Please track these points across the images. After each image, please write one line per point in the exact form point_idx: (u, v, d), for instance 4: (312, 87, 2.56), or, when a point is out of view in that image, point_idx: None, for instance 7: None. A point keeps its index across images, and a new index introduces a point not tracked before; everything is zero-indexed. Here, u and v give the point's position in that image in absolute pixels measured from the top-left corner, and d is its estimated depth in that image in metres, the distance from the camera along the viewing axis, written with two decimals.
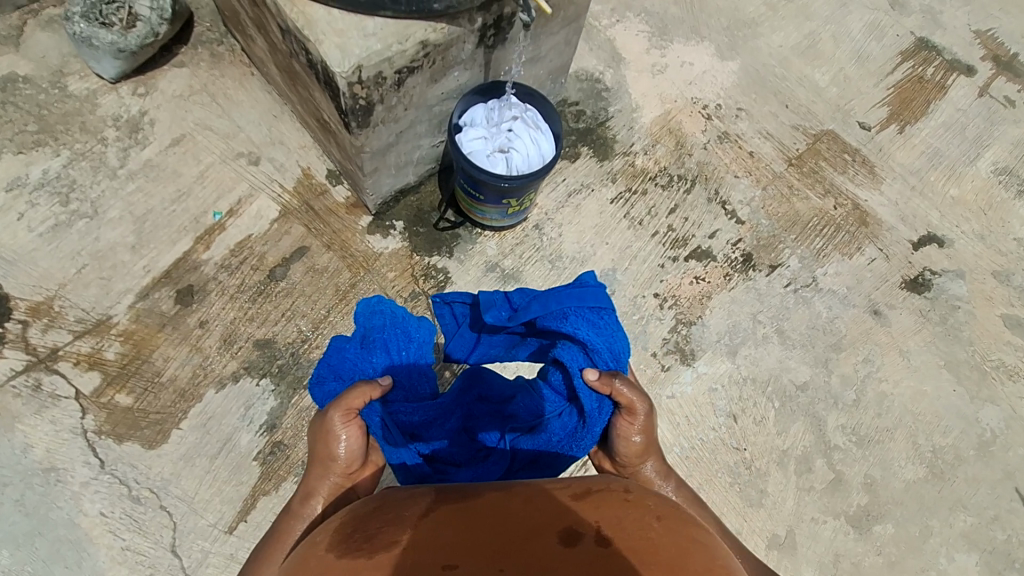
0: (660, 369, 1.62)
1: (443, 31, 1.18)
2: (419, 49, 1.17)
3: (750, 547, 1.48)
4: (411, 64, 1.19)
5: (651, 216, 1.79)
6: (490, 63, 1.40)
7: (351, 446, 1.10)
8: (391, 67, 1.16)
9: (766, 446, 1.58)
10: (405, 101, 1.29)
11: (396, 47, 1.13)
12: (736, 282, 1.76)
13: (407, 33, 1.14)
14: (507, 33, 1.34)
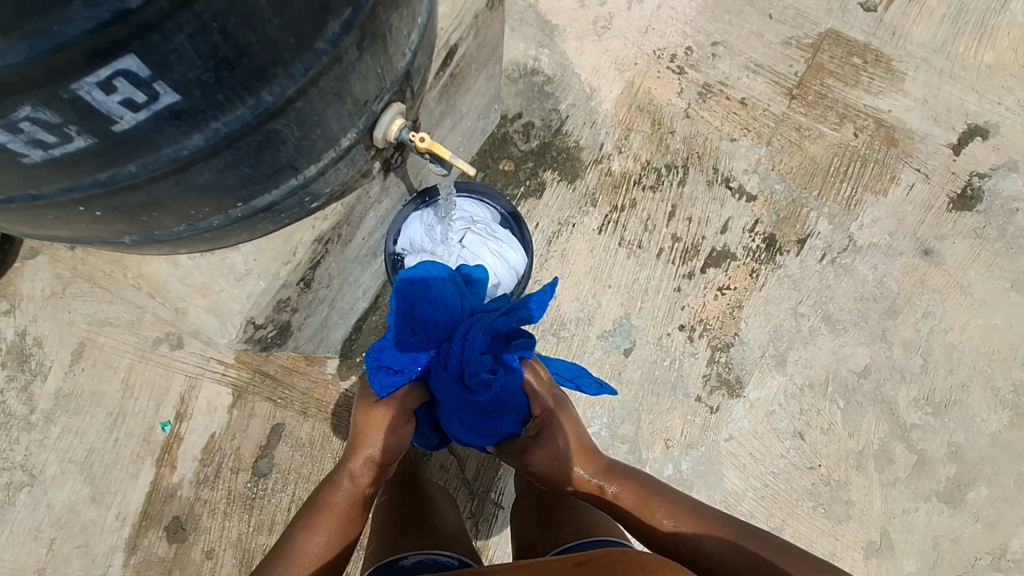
0: (709, 413, 1.44)
1: (334, 210, 0.87)
2: (314, 251, 0.87)
3: (848, 564, 1.40)
4: (314, 267, 0.90)
5: (649, 231, 1.50)
6: (406, 173, 1.05)
7: (393, 438, 1.09)
8: (291, 288, 0.89)
9: (840, 453, 1.44)
10: (327, 283, 1.01)
11: (287, 270, 0.85)
12: (765, 277, 1.51)
13: (291, 243, 0.84)
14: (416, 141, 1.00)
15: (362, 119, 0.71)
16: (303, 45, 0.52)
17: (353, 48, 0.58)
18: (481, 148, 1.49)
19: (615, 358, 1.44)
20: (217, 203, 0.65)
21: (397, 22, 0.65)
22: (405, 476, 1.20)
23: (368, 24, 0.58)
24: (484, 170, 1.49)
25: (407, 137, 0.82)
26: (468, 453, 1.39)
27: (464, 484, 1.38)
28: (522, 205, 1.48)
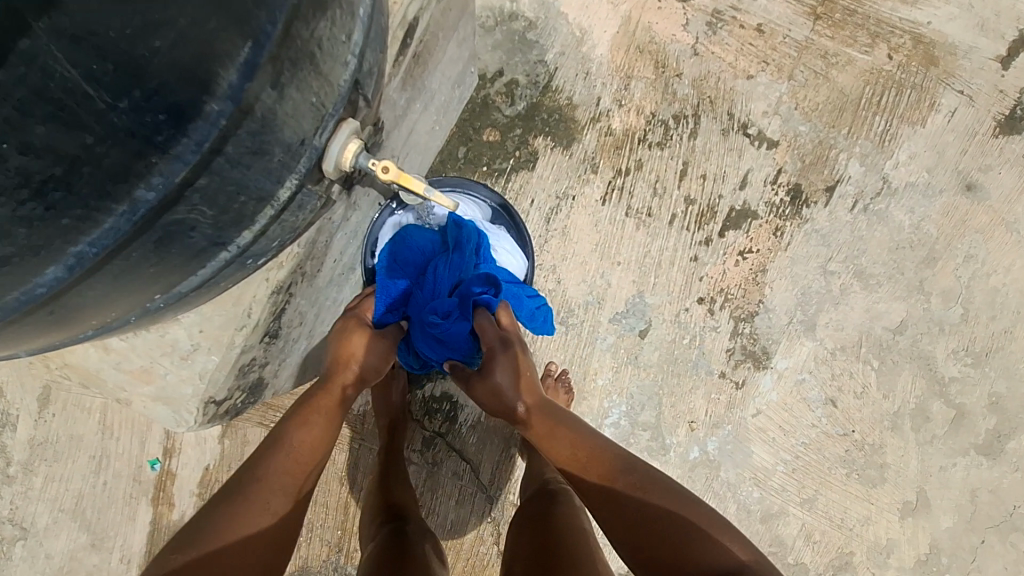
0: (735, 389, 1.34)
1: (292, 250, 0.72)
2: (274, 302, 0.74)
3: (883, 526, 1.36)
4: (278, 316, 0.78)
5: (659, 195, 1.32)
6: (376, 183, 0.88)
7: (378, 357, 1.03)
8: (255, 349, 0.77)
9: (874, 415, 1.36)
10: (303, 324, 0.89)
11: (243, 335, 0.74)
12: (791, 234, 1.35)
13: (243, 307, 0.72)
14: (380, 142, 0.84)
15: (301, 159, 0.60)
16: (181, 116, 0.46)
17: (265, 87, 0.51)
18: (461, 118, 1.29)
19: (631, 342, 1.32)
20: (129, 293, 0.52)
21: (327, 34, 0.55)
22: (393, 504, 1.10)
23: (281, 51, 0.50)
24: (466, 144, 1.30)
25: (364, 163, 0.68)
26: (481, 457, 1.30)
27: (480, 489, 1.30)
28: (514, 180, 1.30)
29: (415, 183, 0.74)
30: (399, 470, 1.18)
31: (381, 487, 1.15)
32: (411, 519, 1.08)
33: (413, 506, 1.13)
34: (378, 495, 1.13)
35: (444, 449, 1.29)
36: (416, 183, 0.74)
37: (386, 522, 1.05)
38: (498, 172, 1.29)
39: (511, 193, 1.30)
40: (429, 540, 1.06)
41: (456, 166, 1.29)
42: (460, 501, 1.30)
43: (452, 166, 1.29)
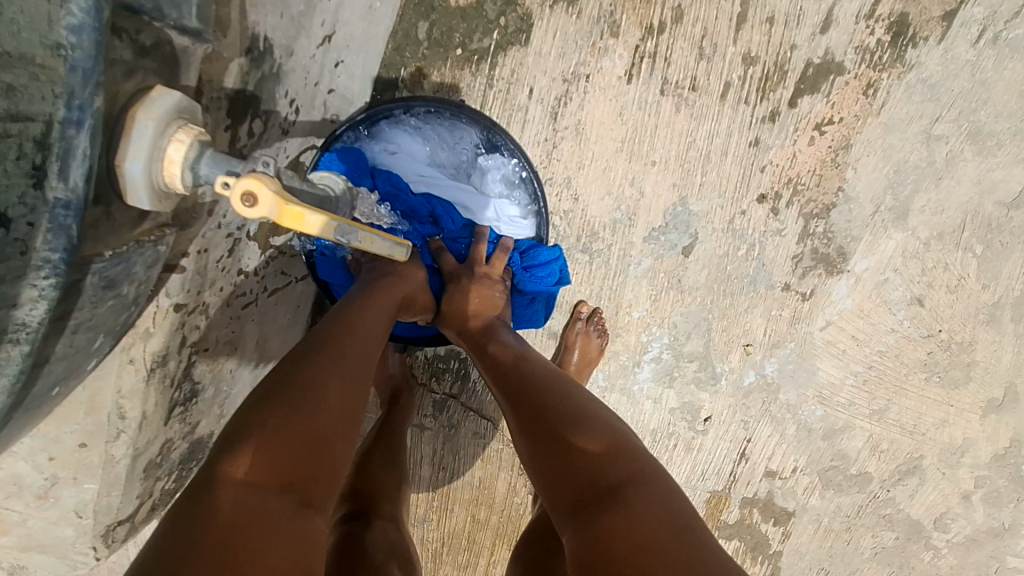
0: (802, 301, 1.09)
1: (162, 317, 0.54)
2: (168, 384, 0.58)
3: (960, 427, 1.21)
4: (180, 388, 0.61)
5: (706, 58, 0.96)
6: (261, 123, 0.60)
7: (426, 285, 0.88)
8: (166, 432, 0.62)
9: (968, 311, 1.12)
10: (222, 379, 0.70)
11: (142, 433, 0.58)
12: (889, 90, 0.98)
13: (108, 414, 0.54)
14: (236, 79, 0.55)
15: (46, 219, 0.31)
16: None
17: None
18: None
19: (673, 262, 1.05)
20: None
21: None
22: (363, 492, 0.88)
23: None
24: (431, 19, 0.95)
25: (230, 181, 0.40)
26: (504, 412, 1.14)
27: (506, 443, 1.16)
28: (503, 63, 0.96)
29: (312, 221, 0.45)
30: (384, 447, 0.96)
31: (359, 469, 0.92)
32: (380, 516, 0.85)
33: (393, 495, 0.91)
34: (348, 481, 0.90)
35: (460, 411, 1.14)
36: (314, 219, 0.45)
37: (343, 521, 0.82)
38: (478, 54, 0.96)
39: (502, 85, 0.97)
40: (402, 547, 0.83)
41: (418, 53, 0.96)
42: (486, 457, 1.16)
43: (415, 58, 0.96)
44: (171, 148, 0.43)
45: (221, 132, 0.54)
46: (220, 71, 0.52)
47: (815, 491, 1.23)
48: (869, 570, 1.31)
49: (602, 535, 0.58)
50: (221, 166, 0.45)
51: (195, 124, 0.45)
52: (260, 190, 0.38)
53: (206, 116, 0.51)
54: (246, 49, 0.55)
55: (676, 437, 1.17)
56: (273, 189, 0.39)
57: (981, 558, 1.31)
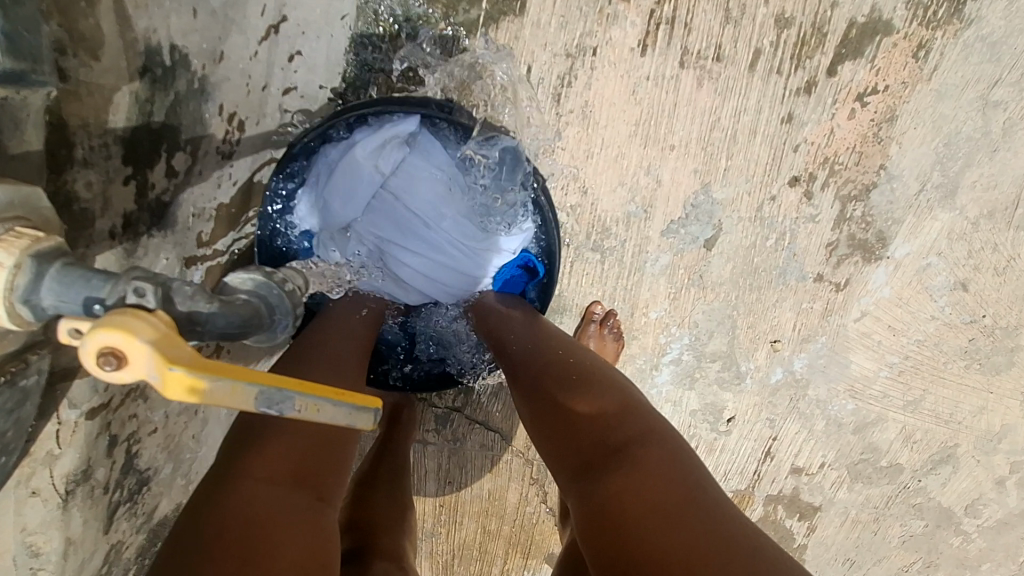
0: (835, 292, 0.99)
1: (72, 433, 0.47)
2: (97, 494, 0.53)
3: (1000, 413, 1.12)
4: (118, 489, 0.55)
5: (732, 23, 0.83)
6: (153, 154, 0.52)
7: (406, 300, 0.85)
8: (107, 540, 0.57)
9: (1018, 293, 1.01)
10: (179, 455, 0.64)
11: (70, 558, 0.52)
12: (940, 50, 0.85)
13: (16, 557, 0.46)
14: (128, 113, 0.48)
15: None
16: None
17: None
18: None
19: (695, 256, 0.94)
20: None
21: None
22: (361, 525, 0.78)
23: None
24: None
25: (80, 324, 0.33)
26: (511, 423, 1.06)
27: (514, 455, 1.08)
28: (494, 38, 0.83)
29: (220, 391, 0.32)
30: (386, 472, 0.87)
31: (359, 503, 0.83)
32: (380, 555, 0.73)
33: (397, 529, 0.80)
34: (346, 513, 0.81)
35: (464, 423, 1.06)
36: (220, 387, 0.32)
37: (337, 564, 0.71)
38: (465, 28, 0.83)
39: (496, 63, 0.84)
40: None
41: (394, 30, 0.83)
42: (494, 470, 1.09)
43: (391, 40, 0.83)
44: None
45: (119, 185, 0.49)
46: (100, 104, 0.45)
47: (843, 485, 1.17)
48: (896, 558, 1.26)
49: (609, 498, 0.54)
50: (69, 286, 0.36)
51: (21, 228, 0.37)
52: (126, 344, 0.30)
53: (88, 174, 0.45)
54: (138, 71, 0.47)
55: (698, 439, 1.09)
56: (146, 343, 0.31)
57: (1013, 541, 1.26)
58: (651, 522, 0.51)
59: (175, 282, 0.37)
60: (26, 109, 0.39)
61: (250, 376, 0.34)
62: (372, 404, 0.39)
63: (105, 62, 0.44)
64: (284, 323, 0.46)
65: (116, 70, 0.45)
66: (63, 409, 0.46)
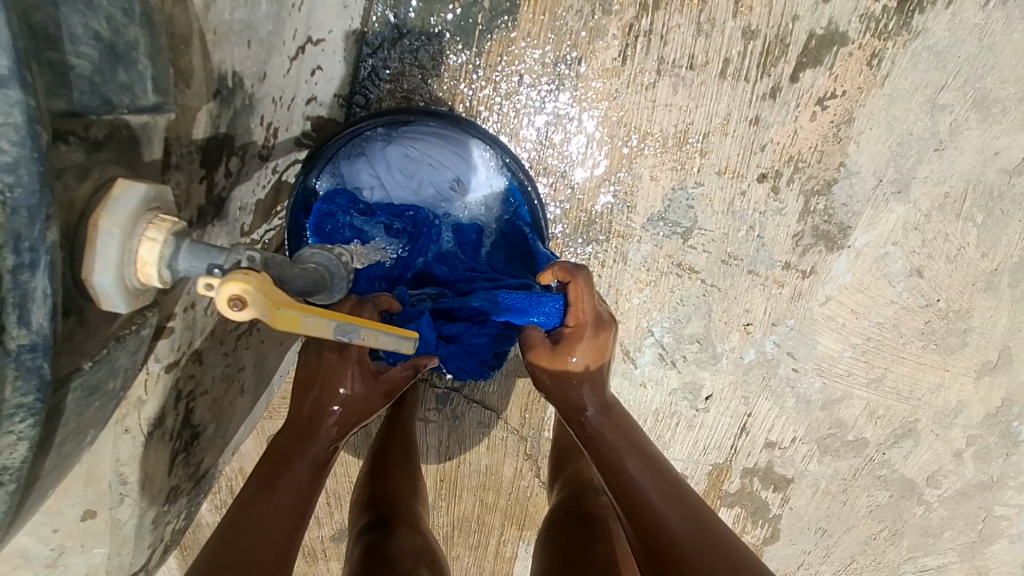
0: (802, 278, 1.08)
1: (155, 383, 0.56)
2: (166, 439, 0.61)
3: (955, 390, 1.22)
4: (179, 438, 0.64)
5: (704, 35, 0.92)
6: (220, 160, 0.60)
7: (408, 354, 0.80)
8: (169, 482, 0.65)
9: (966, 279, 1.11)
10: (220, 417, 0.73)
11: (146, 492, 0.61)
12: (891, 60, 0.95)
13: (110, 483, 0.55)
14: (205, 127, 0.56)
15: (39, 305, 0.38)
16: None
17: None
18: None
19: (673, 246, 1.03)
20: None
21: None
22: (382, 499, 0.86)
23: None
24: (412, 8, 0.89)
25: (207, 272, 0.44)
26: (507, 402, 1.15)
27: (511, 432, 1.17)
28: (491, 48, 0.92)
29: (310, 325, 0.45)
30: (400, 445, 0.94)
31: (374, 472, 0.91)
32: (402, 522, 0.83)
33: (412, 499, 0.89)
34: (367, 488, 0.89)
35: (465, 402, 1.14)
36: (311, 322, 0.45)
37: (366, 531, 0.81)
38: (464, 41, 0.91)
39: (492, 71, 0.93)
40: (429, 550, 0.81)
41: (402, 43, 0.91)
42: (492, 446, 1.18)
43: (395, 50, 0.91)
44: (144, 249, 0.43)
45: (197, 184, 0.57)
46: (189, 122, 0.54)
47: (813, 459, 1.27)
48: (864, 526, 1.37)
49: None
50: (199, 259, 0.44)
51: (165, 213, 0.44)
52: (244, 291, 0.40)
53: (178, 175, 0.53)
54: (213, 93, 0.56)
55: (678, 416, 1.19)
56: (260, 291, 0.41)
57: (971, 510, 1.36)
58: None
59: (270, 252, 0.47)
60: (153, 130, 0.49)
61: (331, 314, 0.47)
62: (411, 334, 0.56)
63: (195, 89, 0.53)
64: (340, 287, 0.57)
65: (200, 94, 0.54)
66: (150, 363, 0.54)
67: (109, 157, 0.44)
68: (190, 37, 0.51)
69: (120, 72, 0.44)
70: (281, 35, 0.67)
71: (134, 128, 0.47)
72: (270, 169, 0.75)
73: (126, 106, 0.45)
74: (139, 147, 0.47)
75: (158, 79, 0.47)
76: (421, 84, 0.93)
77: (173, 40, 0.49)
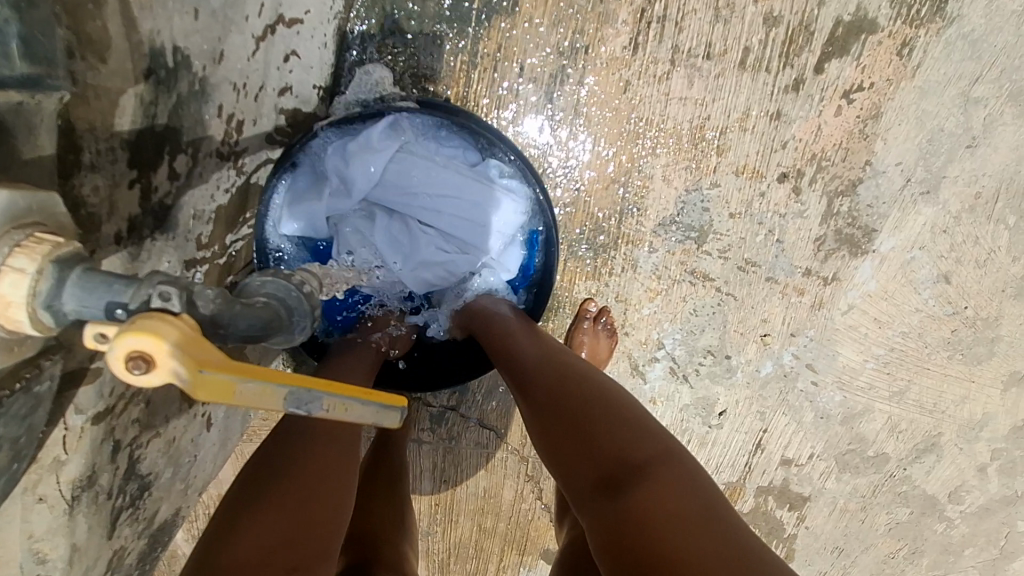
0: (823, 286, 1.00)
1: (78, 439, 0.47)
2: (103, 493, 0.52)
3: (981, 402, 1.15)
4: (122, 493, 0.55)
5: (722, 21, 0.84)
6: (158, 156, 0.51)
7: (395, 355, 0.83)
8: (114, 539, 0.56)
9: (995, 285, 1.04)
10: (177, 456, 0.64)
11: (79, 557, 0.51)
12: (923, 49, 0.87)
13: (22, 564, 0.45)
14: (133, 116, 0.47)
15: None
16: None
17: None
18: None
19: (686, 252, 0.95)
20: None
21: None
22: (362, 538, 0.77)
23: None
24: None
25: (97, 310, 0.38)
26: (507, 421, 1.06)
27: (511, 453, 1.08)
28: (487, 37, 0.83)
29: (251, 391, 0.36)
30: (386, 479, 0.87)
31: (356, 509, 0.82)
32: (383, 563, 0.73)
33: (396, 538, 0.80)
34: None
35: (460, 422, 1.06)
36: (249, 389, 0.36)
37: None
38: (457, 28, 0.83)
39: (488, 61, 0.84)
40: None
41: (389, 29, 0.83)
42: (490, 469, 1.09)
43: (382, 37, 0.83)
44: (6, 284, 0.36)
45: (125, 189, 0.48)
46: (106, 108, 0.45)
47: (831, 476, 1.19)
48: (883, 545, 1.29)
49: (630, 513, 0.54)
50: (94, 294, 0.38)
51: (40, 236, 0.38)
52: (154, 348, 0.32)
53: (96, 178, 0.45)
54: (143, 73, 0.47)
55: (690, 433, 1.11)
56: (176, 348, 0.33)
57: (994, 526, 1.29)
58: (676, 527, 0.52)
59: (196, 286, 0.38)
60: (39, 113, 0.39)
61: (286, 374, 0.38)
62: (398, 402, 0.46)
63: (111, 66, 0.44)
64: (301, 325, 0.48)
65: (122, 73, 0.45)
66: (69, 415, 0.46)
67: None
68: None
69: None
70: (241, 12, 0.58)
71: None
72: (234, 170, 0.67)
73: None
74: (12, 139, 0.38)
75: (28, 41, 0.37)
76: (411, 76, 0.84)
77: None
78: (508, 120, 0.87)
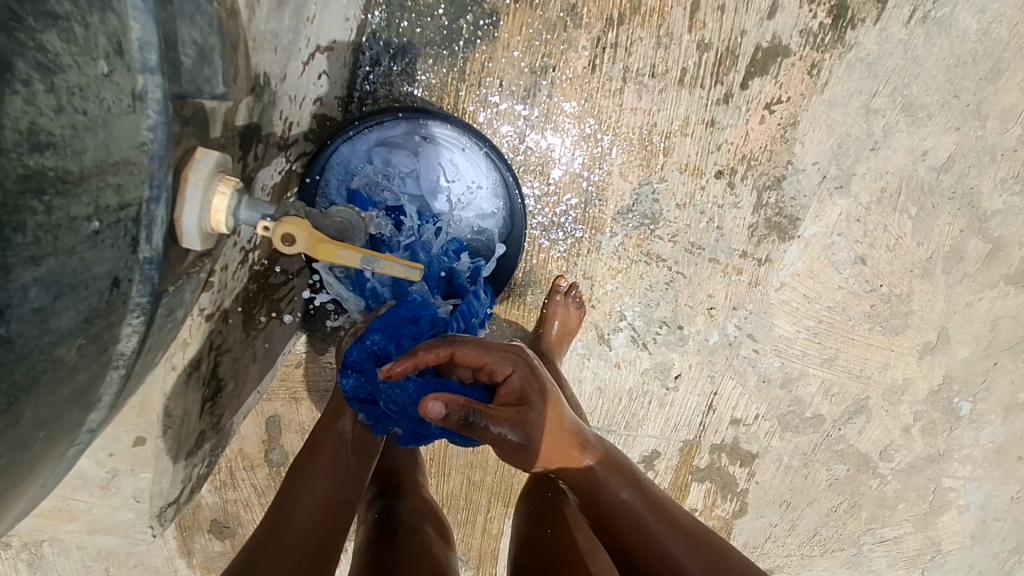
0: (758, 265, 1.19)
1: (196, 328, 0.66)
2: (199, 382, 0.71)
3: (901, 369, 1.34)
4: (208, 386, 0.73)
5: (665, 47, 1.03)
6: (250, 141, 0.70)
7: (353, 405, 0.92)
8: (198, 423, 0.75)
9: (905, 266, 1.23)
10: (237, 375, 0.82)
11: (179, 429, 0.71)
12: (829, 69, 1.07)
13: (158, 415, 0.67)
14: (244, 117, 0.66)
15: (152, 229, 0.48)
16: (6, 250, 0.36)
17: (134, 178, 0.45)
18: None
19: (641, 236, 1.14)
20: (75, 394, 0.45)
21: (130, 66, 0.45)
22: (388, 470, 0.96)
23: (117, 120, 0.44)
24: (403, 21, 1.00)
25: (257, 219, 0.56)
26: None
27: None
28: (474, 58, 1.03)
29: (344, 255, 0.61)
30: None
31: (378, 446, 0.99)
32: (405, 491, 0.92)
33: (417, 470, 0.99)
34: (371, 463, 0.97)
35: None
36: (344, 253, 0.61)
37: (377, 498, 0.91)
38: (450, 52, 1.02)
39: (475, 78, 1.04)
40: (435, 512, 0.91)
41: (396, 52, 1.02)
42: None
43: (388, 58, 1.02)
44: (217, 200, 0.54)
45: (236, 163, 0.66)
46: (234, 112, 0.64)
47: (775, 435, 1.38)
48: (825, 499, 1.47)
49: None
50: (255, 210, 0.57)
51: (230, 174, 0.56)
52: (295, 229, 0.56)
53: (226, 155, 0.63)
54: (251, 88, 0.66)
55: (651, 395, 1.29)
56: (305, 231, 0.57)
57: (921, 482, 1.48)
58: None
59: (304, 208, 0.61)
60: (212, 116, 0.59)
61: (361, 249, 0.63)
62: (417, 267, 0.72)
63: (239, 86, 0.63)
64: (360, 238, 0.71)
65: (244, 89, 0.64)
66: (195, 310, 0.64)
67: (191, 131, 0.55)
68: (238, 43, 0.62)
69: (203, 71, 0.56)
70: (297, 41, 0.78)
71: (205, 111, 0.57)
72: (285, 158, 0.85)
73: (206, 96, 0.56)
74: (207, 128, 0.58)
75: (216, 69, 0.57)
76: (412, 90, 1.03)
77: (230, 46, 0.59)
78: (492, 125, 1.06)
